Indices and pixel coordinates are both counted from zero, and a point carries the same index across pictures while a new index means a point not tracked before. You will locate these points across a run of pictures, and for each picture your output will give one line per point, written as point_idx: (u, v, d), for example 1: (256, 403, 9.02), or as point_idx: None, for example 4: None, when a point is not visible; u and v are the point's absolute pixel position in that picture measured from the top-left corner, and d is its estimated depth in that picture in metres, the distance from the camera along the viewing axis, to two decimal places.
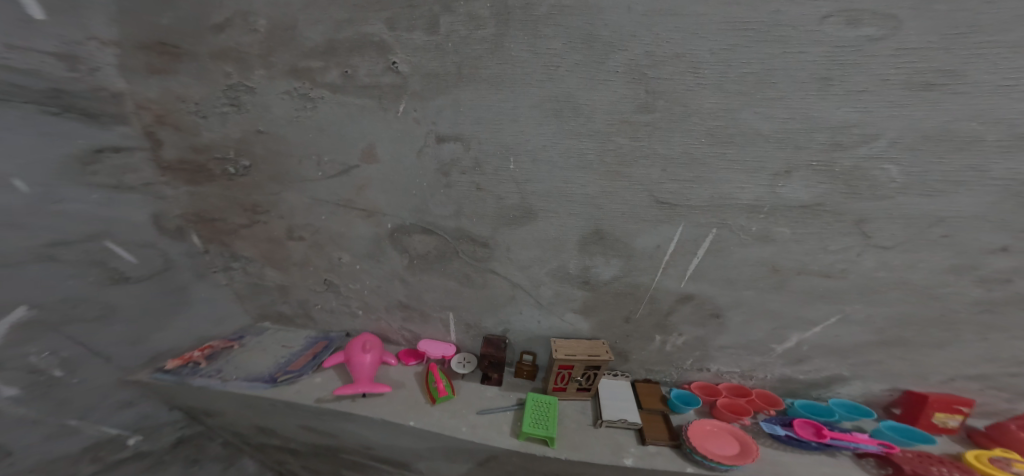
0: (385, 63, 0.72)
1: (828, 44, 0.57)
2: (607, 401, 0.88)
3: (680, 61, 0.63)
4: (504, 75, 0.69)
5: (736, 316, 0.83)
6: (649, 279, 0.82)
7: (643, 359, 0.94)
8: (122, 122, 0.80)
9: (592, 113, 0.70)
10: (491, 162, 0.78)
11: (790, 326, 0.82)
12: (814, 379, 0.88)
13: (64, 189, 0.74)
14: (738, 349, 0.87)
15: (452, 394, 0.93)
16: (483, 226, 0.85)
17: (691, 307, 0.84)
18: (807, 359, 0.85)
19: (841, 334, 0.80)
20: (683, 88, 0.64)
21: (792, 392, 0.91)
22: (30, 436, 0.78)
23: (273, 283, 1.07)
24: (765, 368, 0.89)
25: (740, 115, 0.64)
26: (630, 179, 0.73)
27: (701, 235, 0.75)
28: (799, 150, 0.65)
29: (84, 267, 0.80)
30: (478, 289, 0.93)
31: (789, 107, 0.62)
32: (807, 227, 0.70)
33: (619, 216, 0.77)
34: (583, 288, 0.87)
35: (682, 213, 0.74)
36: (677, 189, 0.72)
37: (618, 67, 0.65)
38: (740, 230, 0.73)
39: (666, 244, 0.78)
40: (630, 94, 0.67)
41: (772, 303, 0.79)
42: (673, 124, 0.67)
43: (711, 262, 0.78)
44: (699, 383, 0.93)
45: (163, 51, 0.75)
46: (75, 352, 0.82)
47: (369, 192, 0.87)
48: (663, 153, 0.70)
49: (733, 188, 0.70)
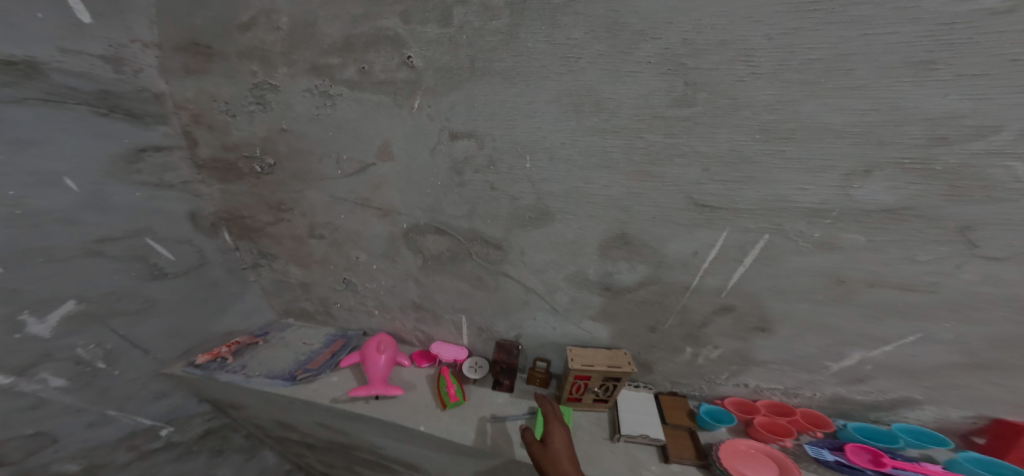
0: (400, 58, 0.71)
1: (928, 21, 0.45)
2: (626, 414, 0.86)
3: (727, 48, 0.54)
4: (518, 68, 0.66)
5: (782, 330, 0.73)
6: (682, 287, 0.75)
7: (669, 371, 0.88)
8: (162, 122, 0.83)
9: (617, 108, 0.63)
10: (504, 160, 0.74)
11: (851, 343, 0.71)
12: (876, 401, 0.77)
13: (111, 186, 0.78)
14: (781, 366, 0.78)
15: (462, 400, 0.92)
16: (497, 227, 0.81)
17: (730, 319, 0.76)
18: (868, 379, 0.74)
19: (917, 354, 0.68)
20: (731, 79, 0.55)
21: (844, 414, 0.81)
22: (73, 424, 0.84)
23: (296, 279, 1.09)
24: (812, 386, 0.79)
25: (803, 106, 0.54)
26: (662, 179, 0.65)
27: (748, 241, 0.66)
28: (884, 146, 0.53)
29: (128, 262, 0.85)
30: (492, 292, 0.91)
31: (872, 96, 0.51)
32: (886, 234, 0.59)
33: (648, 220, 0.69)
34: (603, 295, 0.81)
35: (726, 217, 0.65)
36: (721, 190, 0.63)
37: (650, 57, 0.58)
38: (799, 236, 0.63)
39: (704, 251, 0.69)
40: (665, 87, 0.59)
41: (830, 318, 0.69)
42: (720, 119, 0.58)
43: (758, 272, 0.68)
44: (734, 398, 0.86)
45: (197, 51, 0.77)
46: (117, 344, 0.87)
47: (385, 190, 0.86)
48: (703, 151, 0.61)
49: (793, 189, 0.60)
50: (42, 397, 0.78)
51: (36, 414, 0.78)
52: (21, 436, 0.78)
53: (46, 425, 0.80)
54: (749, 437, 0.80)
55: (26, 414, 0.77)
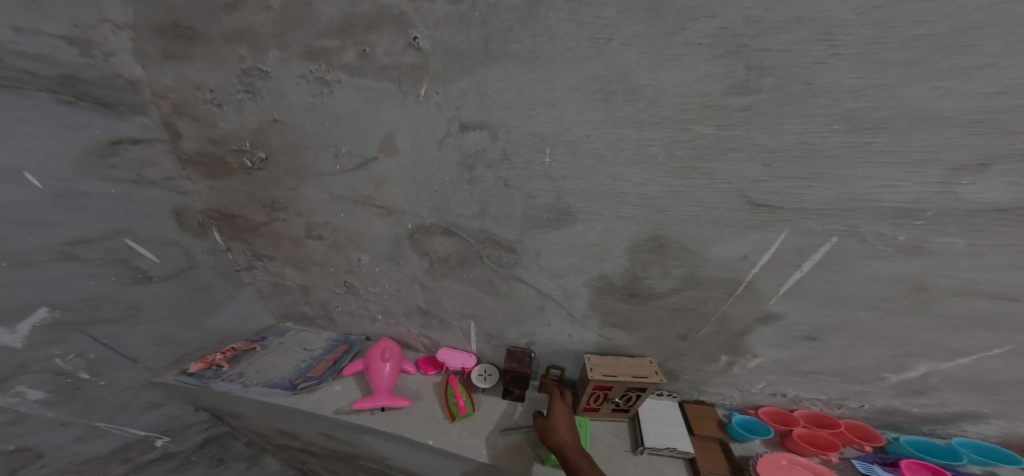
0: (406, 40, 0.63)
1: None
2: (649, 424, 0.80)
3: (803, 26, 0.46)
4: (538, 51, 0.58)
5: (836, 339, 0.67)
6: (725, 293, 0.69)
7: (697, 380, 0.82)
8: (139, 113, 0.75)
9: (659, 97, 0.56)
10: (520, 154, 0.67)
11: (917, 355, 0.65)
12: (933, 414, 0.71)
13: (82, 182, 0.71)
14: (829, 376, 0.72)
15: (472, 411, 0.85)
16: (510, 228, 0.74)
17: (776, 328, 0.69)
18: (930, 392, 0.68)
19: (998, 368, 0.62)
20: (808, 61, 0.48)
21: (892, 425, 0.76)
22: (59, 438, 0.79)
23: (294, 283, 1.03)
24: (862, 397, 0.73)
25: (905, 92, 0.46)
26: (710, 176, 0.58)
27: (811, 244, 0.60)
28: (1011, 136, 0.45)
29: (107, 265, 0.78)
30: (504, 298, 0.84)
31: (1002, 77, 0.43)
32: (993, 238, 0.52)
33: (688, 221, 0.63)
34: (628, 301, 0.75)
35: (786, 218, 0.58)
36: (784, 188, 0.56)
37: (702, 38, 0.50)
38: (877, 239, 0.56)
39: (756, 255, 0.63)
40: (720, 72, 0.52)
41: (900, 328, 0.63)
42: (788, 108, 0.51)
43: (819, 278, 0.62)
44: (768, 409, 0.80)
45: (178, 34, 0.69)
46: (101, 354, 0.81)
47: (388, 187, 0.79)
48: (766, 145, 0.54)
49: (878, 187, 0.52)
50: (20, 412, 0.72)
51: (16, 429, 0.73)
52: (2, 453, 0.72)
53: (28, 440, 0.75)
54: (788, 451, 0.75)
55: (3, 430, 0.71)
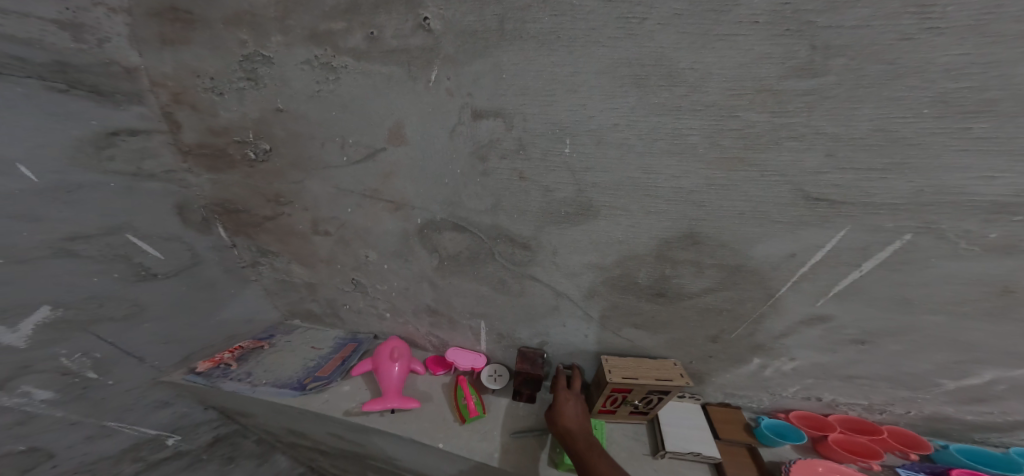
0: (415, 20, 0.59)
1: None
2: (670, 427, 0.75)
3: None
4: (559, 31, 0.53)
5: (890, 343, 0.62)
6: (766, 294, 0.64)
7: (724, 383, 0.78)
8: (138, 102, 0.72)
9: (705, 81, 0.51)
10: (538, 143, 0.62)
11: (982, 361, 0.59)
12: (990, 422, 0.66)
13: (79, 175, 0.68)
14: (875, 382, 0.67)
15: (483, 413, 0.82)
16: (525, 223, 0.70)
17: (821, 330, 0.64)
18: (992, 400, 0.63)
19: None
20: (892, 38, 0.42)
21: (939, 432, 0.71)
22: (70, 438, 0.77)
23: (301, 280, 1.00)
24: (909, 404, 0.68)
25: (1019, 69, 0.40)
26: (761, 168, 0.54)
27: (877, 242, 0.54)
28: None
29: (109, 262, 0.76)
30: (517, 297, 0.80)
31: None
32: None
33: (734, 217, 0.58)
34: (654, 300, 0.70)
35: (848, 213, 0.53)
36: (848, 180, 0.51)
37: (756, 15, 0.45)
38: (962, 237, 0.51)
39: (806, 253, 0.58)
40: (779, 52, 0.47)
41: (967, 333, 0.57)
42: (863, 92, 0.46)
43: (881, 278, 0.57)
44: (799, 412, 0.75)
45: (175, 18, 0.65)
46: (107, 352, 0.79)
47: (396, 180, 0.75)
48: (830, 133, 0.49)
49: (973, 179, 0.47)
50: (28, 412, 0.71)
51: (25, 430, 0.71)
52: (13, 453, 0.71)
53: (38, 440, 0.74)
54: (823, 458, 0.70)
55: (12, 430, 0.70)
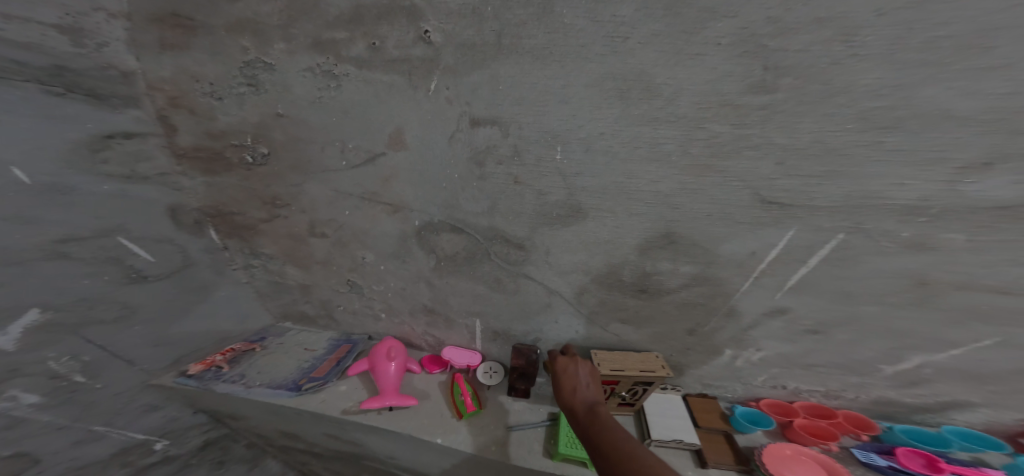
0: (416, 33, 0.62)
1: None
2: (655, 418, 0.80)
3: (824, 27, 0.47)
4: (552, 46, 0.57)
5: (840, 333, 0.69)
6: (734, 289, 0.70)
7: (702, 374, 0.83)
8: (134, 106, 0.72)
9: (677, 95, 0.56)
10: (532, 149, 0.66)
11: (914, 347, 0.67)
12: (926, 404, 0.73)
13: (72, 177, 0.68)
14: (831, 369, 0.74)
15: (480, 408, 0.85)
16: (520, 225, 0.74)
17: (782, 321, 0.71)
18: (924, 382, 0.70)
19: (987, 359, 0.64)
20: (826, 62, 0.49)
21: (888, 416, 0.77)
22: (57, 443, 0.76)
23: (294, 281, 1.00)
24: (859, 389, 0.75)
25: (920, 91, 0.48)
26: (725, 174, 0.59)
27: (818, 241, 0.61)
28: (1016, 135, 0.47)
29: (100, 264, 0.75)
30: (512, 296, 0.84)
31: (1013, 77, 0.45)
32: (995, 234, 0.54)
33: (702, 218, 0.64)
34: (638, 297, 0.75)
35: (797, 216, 0.60)
36: (795, 186, 0.57)
37: (721, 38, 0.51)
38: (881, 236, 0.58)
39: (764, 251, 0.64)
40: (739, 71, 0.52)
41: (899, 322, 0.65)
42: (805, 107, 0.52)
43: (823, 272, 0.63)
44: (769, 400, 0.81)
45: (175, 24, 0.66)
46: (96, 356, 0.78)
47: (395, 183, 0.77)
48: (781, 143, 0.55)
49: (887, 185, 0.54)
50: (16, 416, 0.70)
51: (12, 434, 0.70)
52: None
53: (25, 445, 0.72)
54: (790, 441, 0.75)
55: None
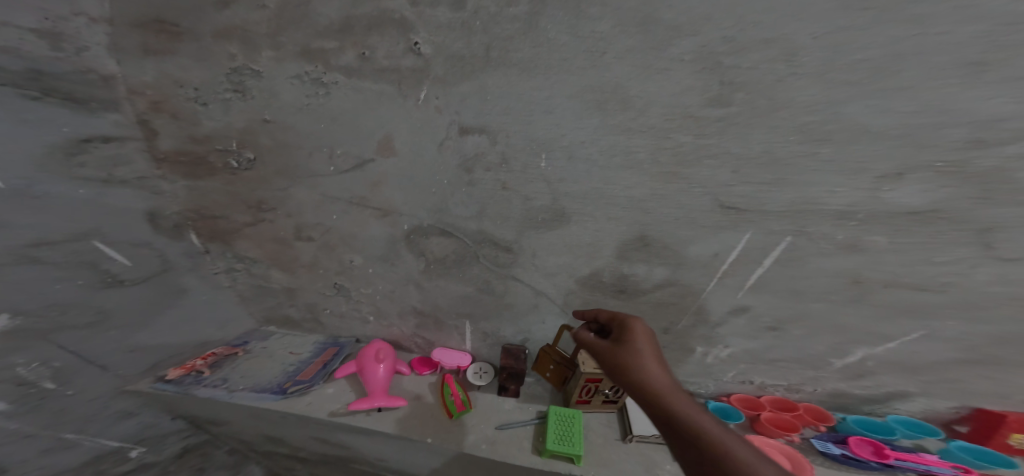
0: (406, 44, 0.64)
1: (988, 20, 0.45)
2: (635, 414, 0.86)
3: (771, 47, 0.52)
4: (538, 60, 0.61)
5: (794, 329, 0.75)
6: (700, 289, 0.75)
7: (678, 371, 0.88)
8: (113, 110, 0.71)
9: (647, 106, 0.60)
10: (519, 157, 0.69)
11: (858, 341, 0.74)
12: (872, 395, 0.81)
13: (46, 181, 0.66)
14: (790, 363, 0.80)
15: (469, 408, 0.87)
16: (508, 229, 0.77)
17: (745, 319, 0.77)
18: (869, 374, 0.78)
19: (919, 351, 0.72)
20: (771, 79, 0.54)
21: (842, 407, 0.85)
22: (25, 451, 0.72)
23: (279, 285, 1.00)
24: (816, 382, 0.82)
25: (845, 108, 0.54)
26: (689, 181, 0.64)
27: (770, 243, 0.67)
28: (922, 149, 0.54)
29: (73, 269, 0.73)
30: (500, 297, 0.86)
31: (917, 98, 0.51)
32: (911, 236, 0.61)
33: (670, 221, 0.69)
34: (618, 297, 0.80)
35: (751, 220, 0.65)
36: (749, 192, 0.63)
37: (685, 54, 0.55)
38: (821, 239, 0.64)
39: (725, 253, 0.70)
40: (699, 85, 0.57)
41: (843, 318, 0.71)
42: (755, 120, 0.57)
43: (777, 272, 0.70)
44: (739, 395, 0.88)
45: (160, 29, 0.66)
46: (68, 361, 0.76)
47: (384, 189, 0.79)
48: (735, 152, 0.60)
49: (822, 191, 0.60)
50: None
51: None
52: None
53: None
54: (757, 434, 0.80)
55: None
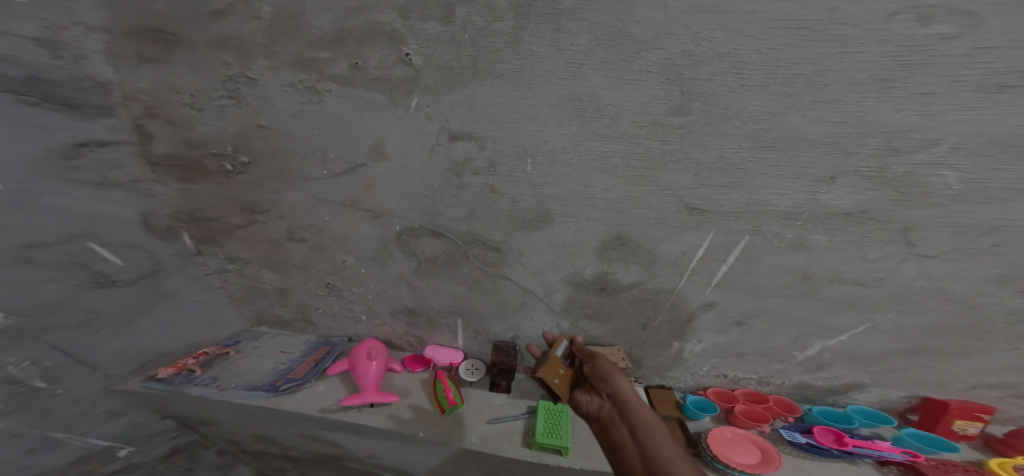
0: (397, 55, 0.67)
1: (892, 43, 0.53)
2: None
3: (721, 61, 0.58)
4: (521, 71, 0.65)
5: (759, 324, 0.81)
6: (672, 286, 0.80)
7: (659, 366, 0.92)
8: (108, 115, 0.73)
9: (618, 114, 0.65)
10: (505, 163, 0.73)
11: (814, 334, 0.80)
12: (832, 386, 0.87)
13: (42, 184, 0.67)
14: (757, 357, 0.86)
15: (460, 403, 0.90)
16: (496, 230, 0.81)
17: (714, 314, 0.82)
18: (827, 366, 0.84)
19: (866, 342, 0.79)
20: (723, 90, 0.60)
21: (807, 399, 0.91)
22: (12, 451, 0.73)
23: (271, 285, 1.02)
24: (783, 374, 0.88)
25: (786, 117, 0.60)
26: (657, 184, 0.69)
27: (732, 242, 0.73)
28: (848, 155, 0.62)
29: (66, 270, 0.74)
30: (489, 296, 0.90)
31: (843, 109, 0.59)
32: (847, 235, 0.68)
33: (644, 223, 0.73)
34: (599, 295, 0.84)
35: (714, 220, 0.71)
36: (710, 195, 0.69)
37: (650, 66, 0.61)
38: (775, 238, 0.71)
39: (693, 251, 0.75)
40: (662, 96, 0.63)
41: (799, 311, 0.78)
42: (711, 127, 0.63)
43: (739, 270, 0.75)
44: (716, 389, 0.92)
45: (156, 38, 0.69)
46: (58, 360, 0.76)
47: (376, 192, 0.82)
48: (695, 158, 0.66)
49: (772, 194, 0.67)
50: None
51: None
52: None
53: None
54: (731, 425, 0.84)
55: None
